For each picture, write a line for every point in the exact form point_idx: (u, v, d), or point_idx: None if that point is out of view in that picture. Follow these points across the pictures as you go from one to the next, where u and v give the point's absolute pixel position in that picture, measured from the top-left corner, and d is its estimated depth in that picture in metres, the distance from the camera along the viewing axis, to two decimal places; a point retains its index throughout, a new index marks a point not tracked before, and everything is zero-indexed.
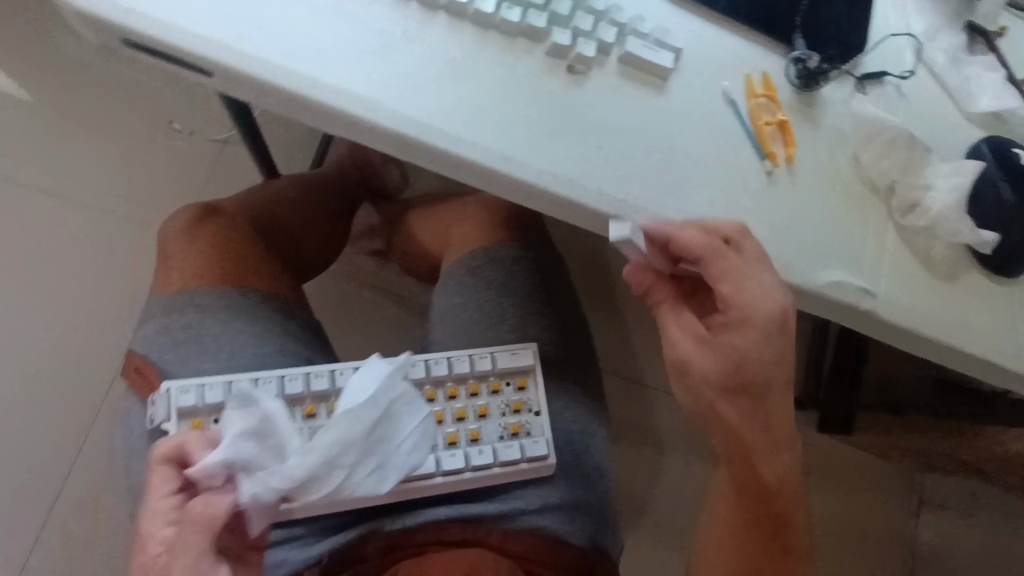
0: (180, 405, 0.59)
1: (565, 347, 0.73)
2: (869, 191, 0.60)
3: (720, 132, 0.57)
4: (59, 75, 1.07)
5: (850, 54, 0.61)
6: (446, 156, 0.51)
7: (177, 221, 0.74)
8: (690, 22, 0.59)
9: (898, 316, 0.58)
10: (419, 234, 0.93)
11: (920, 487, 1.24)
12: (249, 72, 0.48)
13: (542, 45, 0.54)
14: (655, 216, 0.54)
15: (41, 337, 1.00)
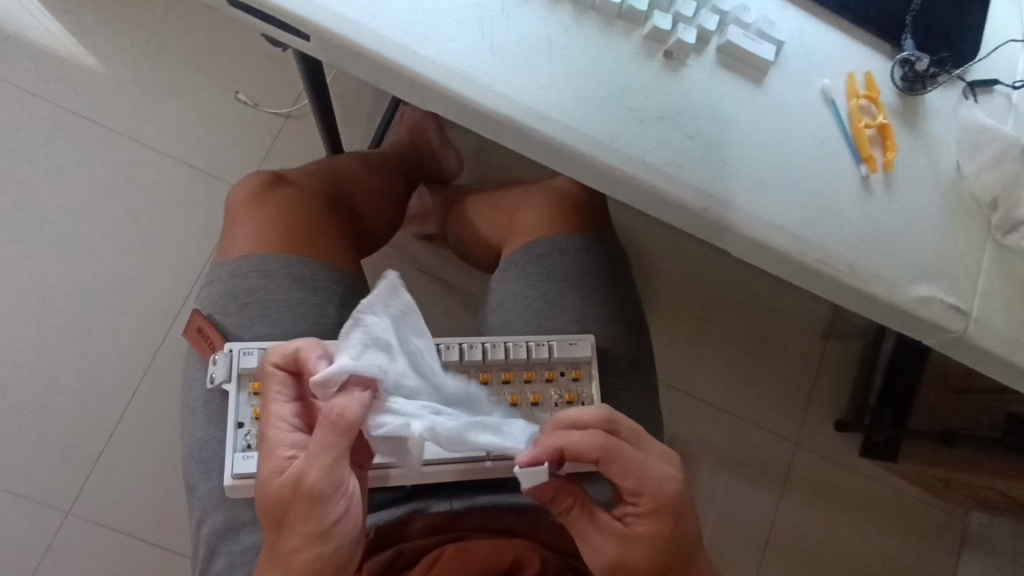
0: (241, 366, 0.58)
1: (624, 344, 0.72)
2: (969, 206, 0.56)
3: (816, 131, 0.55)
4: (137, 39, 1.10)
5: (962, 58, 0.57)
6: (534, 136, 0.49)
7: (244, 184, 0.73)
8: (794, 15, 0.56)
9: (992, 342, 0.54)
10: (477, 221, 0.92)
11: (963, 525, 1.20)
12: (345, 37, 0.47)
13: (641, 29, 0.52)
14: (744, 214, 0.52)
15: (101, 293, 1.03)
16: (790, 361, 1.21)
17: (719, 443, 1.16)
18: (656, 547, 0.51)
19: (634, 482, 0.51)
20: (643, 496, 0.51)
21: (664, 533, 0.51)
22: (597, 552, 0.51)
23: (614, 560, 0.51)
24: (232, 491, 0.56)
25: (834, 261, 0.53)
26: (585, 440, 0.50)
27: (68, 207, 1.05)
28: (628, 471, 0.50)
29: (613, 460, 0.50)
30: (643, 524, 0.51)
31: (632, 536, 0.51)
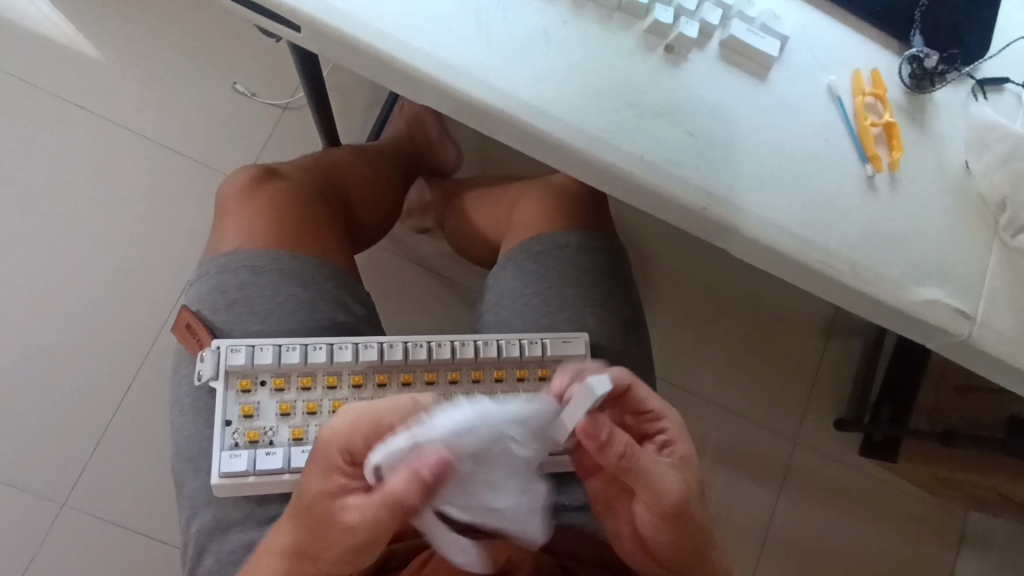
0: (229, 364, 0.56)
1: (623, 343, 0.71)
2: (976, 207, 0.55)
3: (820, 129, 0.53)
4: (132, 27, 1.08)
5: (971, 56, 0.56)
6: (531, 131, 0.48)
7: (236, 177, 0.72)
8: (800, 10, 0.55)
9: (997, 346, 0.53)
10: (474, 216, 0.91)
11: (961, 525, 1.20)
12: (337, 29, 0.46)
13: (641, 22, 0.51)
14: (745, 213, 0.50)
15: (95, 285, 1.02)
16: (790, 360, 1.20)
17: (718, 442, 1.16)
18: (693, 470, 0.53)
19: (659, 408, 0.55)
20: (670, 419, 0.54)
21: (692, 455, 0.54)
22: (662, 481, 0.50)
23: (676, 484, 0.50)
24: (219, 490, 0.56)
25: (836, 262, 0.52)
26: (619, 372, 0.53)
27: (62, 198, 1.03)
28: (653, 397, 0.54)
29: (641, 391, 0.54)
30: (676, 448, 0.54)
31: (677, 461, 0.53)
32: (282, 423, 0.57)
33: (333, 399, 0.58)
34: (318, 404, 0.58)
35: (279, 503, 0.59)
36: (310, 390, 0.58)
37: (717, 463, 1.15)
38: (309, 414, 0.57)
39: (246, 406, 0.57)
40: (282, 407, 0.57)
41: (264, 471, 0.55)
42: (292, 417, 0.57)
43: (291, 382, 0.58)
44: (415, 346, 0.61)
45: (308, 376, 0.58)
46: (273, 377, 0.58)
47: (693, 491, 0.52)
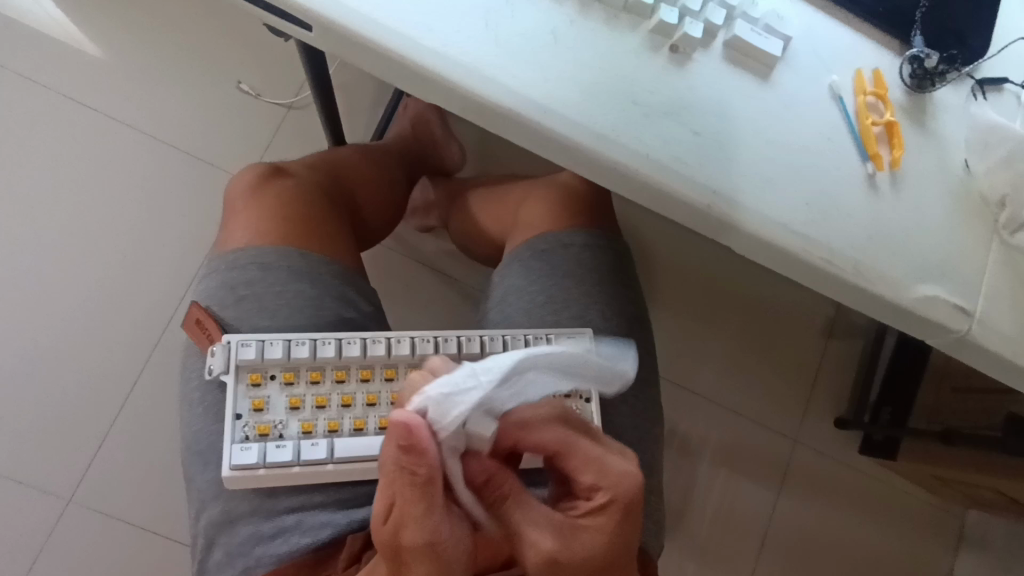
0: (239, 358, 0.57)
1: (627, 341, 0.72)
2: (977, 206, 0.56)
3: (823, 129, 0.54)
4: (138, 27, 1.09)
5: (971, 56, 0.57)
6: (539, 130, 0.49)
7: (244, 175, 0.73)
8: (803, 10, 0.55)
9: (996, 343, 0.54)
10: (479, 215, 0.92)
11: (960, 523, 1.21)
12: (349, 28, 0.47)
13: (647, 23, 0.51)
14: (748, 211, 0.51)
15: (102, 282, 1.03)
16: (791, 359, 1.21)
17: (719, 440, 1.16)
18: (595, 542, 0.47)
19: (591, 481, 0.47)
20: (601, 495, 0.47)
21: (611, 532, 0.47)
22: (529, 539, 0.46)
23: (550, 547, 0.46)
24: (230, 483, 0.56)
25: (838, 260, 0.53)
26: (551, 429, 0.46)
27: (69, 196, 1.04)
28: (590, 466, 0.47)
29: (574, 456, 0.47)
30: (590, 521, 0.47)
31: (573, 528, 0.47)
32: (292, 417, 0.58)
33: (342, 393, 0.59)
34: (327, 398, 0.58)
35: (288, 496, 0.59)
36: (319, 384, 0.59)
37: (717, 461, 1.16)
38: (318, 407, 0.58)
39: (256, 400, 0.57)
40: (292, 401, 0.58)
41: (274, 464, 0.56)
42: (301, 410, 0.58)
43: (300, 376, 0.58)
44: (423, 341, 0.60)
45: (317, 370, 0.59)
46: (283, 372, 0.58)
47: (575, 560, 0.47)
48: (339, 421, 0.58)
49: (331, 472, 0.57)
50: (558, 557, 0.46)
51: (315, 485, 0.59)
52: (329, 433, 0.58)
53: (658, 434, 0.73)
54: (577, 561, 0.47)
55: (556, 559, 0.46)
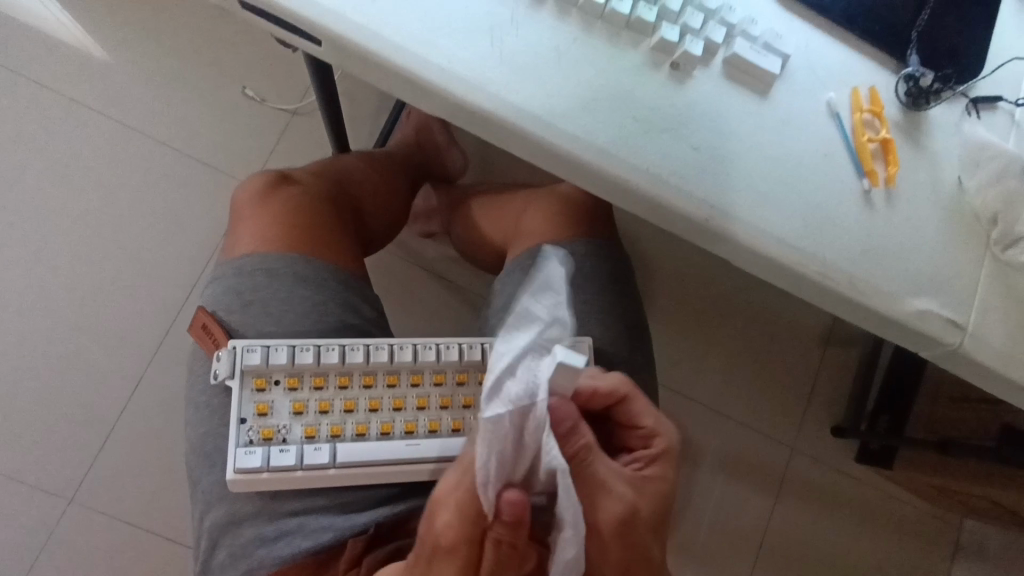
0: (244, 364, 0.58)
1: (626, 349, 0.73)
2: (970, 221, 0.57)
3: (820, 144, 0.55)
4: (146, 32, 1.10)
5: (965, 75, 0.58)
6: (542, 143, 0.50)
7: (250, 182, 0.74)
8: (801, 29, 0.56)
9: (988, 355, 0.55)
10: (481, 222, 0.93)
11: (956, 531, 1.21)
12: (358, 44, 0.48)
13: (649, 40, 0.53)
14: (746, 224, 0.52)
15: (106, 285, 1.04)
16: (789, 367, 1.22)
17: (717, 447, 1.17)
18: (658, 492, 0.51)
19: (650, 428, 0.53)
20: (658, 441, 0.53)
21: (669, 480, 0.52)
22: (612, 500, 0.47)
23: (631, 500, 0.48)
24: (233, 486, 0.57)
25: (833, 273, 0.54)
26: (614, 381, 0.52)
27: (76, 199, 1.05)
28: (647, 413, 0.53)
29: (635, 407, 0.53)
30: (653, 469, 0.51)
31: (643, 478, 0.50)
32: (295, 422, 0.58)
33: (344, 398, 0.60)
34: (330, 403, 0.59)
35: (290, 499, 0.60)
36: (322, 389, 0.60)
37: (715, 467, 1.17)
38: (321, 412, 0.59)
39: (260, 404, 0.58)
40: (295, 406, 0.59)
41: (277, 468, 0.57)
42: (304, 415, 0.59)
43: (303, 381, 0.59)
44: (424, 348, 0.61)
45: (321, 376, 0.60)
46: (287, 377, 0.59)
47: (647, 511, 0.49)
48: (342, 426, 0.59)
49: (333, 476, 0.58)
50: (637, 512, 0.48)
51: (318, 489, 0.60)
52: (331, 438, 0.59)
53: None
54: (649, 514, 0.49)
55: (636, 514, 0.48)
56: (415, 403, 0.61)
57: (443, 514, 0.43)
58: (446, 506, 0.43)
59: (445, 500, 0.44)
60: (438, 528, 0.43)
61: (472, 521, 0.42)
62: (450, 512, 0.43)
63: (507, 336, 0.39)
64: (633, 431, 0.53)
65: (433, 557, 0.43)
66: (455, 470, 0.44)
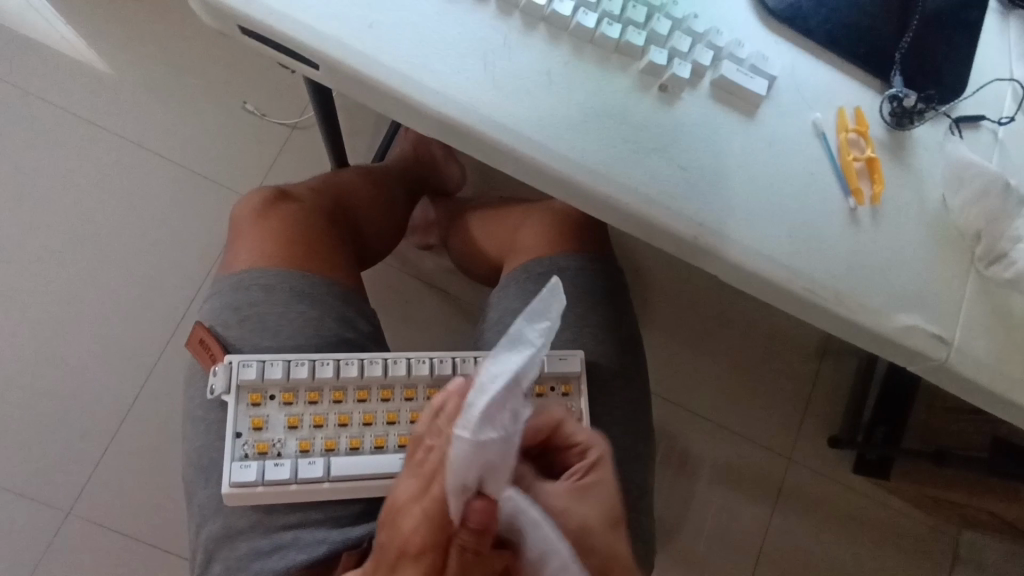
0: (241, 378, 0.59)
1: (619, 362, 0.74)
2: (954, 238, 0.58)
3: (805, 163, 0.56)
4: (149, 48, 1.12)
5: (947, 97, 0.60)
6: (533, 163, 0.51)
7: (249, 198, 0.75)
8: (787, 51, 0.58)
9: (973, 370, 0.56)
10: (478, 237, 0.94)
11: (953, 542, 1.22)
12: (354, 68, 0.49)
13: (638, 63, 0.54)
14: (734, 242, 0.54)
15: (107, 297, 1.05)
16: (784, 378, 1.22)
17: (713, 459, 1.18)
18: (603, 497, 0.51)
19: (583, 440, 0.53)
20: (593, 451, 0.53)
21: (610, 486, 0.52)
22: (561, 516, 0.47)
23: (575, 516, 0.48)
24: (229, 499, 0.58)
25: (819, 289, 0.55)
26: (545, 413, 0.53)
27: (77, 212, 1.07)
28: (579, 429, 0.53)
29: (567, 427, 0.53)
30: (591, 477, 0.51)
31: (583, 487, 0.50)
32: (290, 436, 0.59)
33: (338, 412, 0.61)
34: (324, 417, 0.60)
35: (285, 513, 0.60)
36: (317, 404, 0.60)
37: (711, 478, 1.17)
38: (316, 426, 0.60)
39: (256, 419, 0.59)
40: (290, 421, 0.59)
41: (272, 482, 0.57)
42: (299, 429, 0.60)
43: (298, 396, 0.60)
44: (418, 362, 0.62)
45: (315, 391, 0.60)
46: (282, 392, 0.60)
47: (596, 519, 0.49)
48: (336, 439, 0.60)
49: (327, 490, 0.58)
50: (586, 526, 0.48)
51: (312, 503, 0.61)
52: (325, 452, 0.59)
53: (649, 452, 0.75)
54: (599, 521, 0.50)
55: (585, 530, 0.48)
56: (409, 417, 0.61)
57: (409, 519, 0.42)
58: (409, 514, 0.42)
59: (409, 510, 0.42)
60: (405, 533, 0.42)
61: (437, 529, 0.41)
62: (416, 522, 0.42)
63: (497, 354, 0.38)
64: (569, 450, 0.53)
65: (398, 564, 0.42)
66: (415, 481, 0.43)
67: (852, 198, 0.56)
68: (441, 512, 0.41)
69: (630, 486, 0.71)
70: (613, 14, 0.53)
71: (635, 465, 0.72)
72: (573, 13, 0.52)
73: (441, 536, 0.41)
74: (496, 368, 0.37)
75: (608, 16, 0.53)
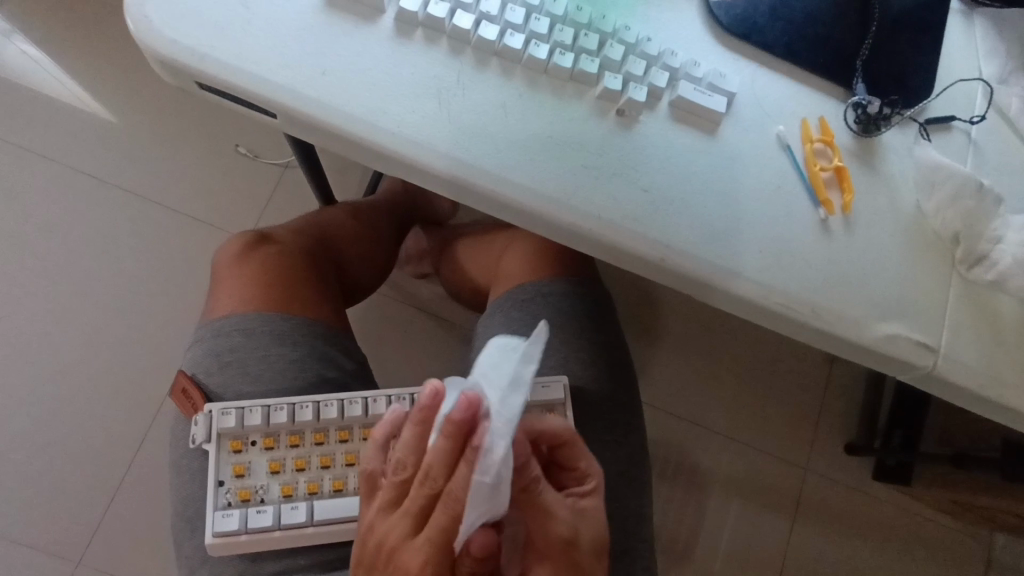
0: (221, 427, 0.59)
1: (607, 387, 0.73)
2: (931, 243, 0.57)
3: (771, 177, 0.56)
4: (140, 100, 1.15)
5: (912, 101, 0.59)
6: (494, 197, 0.52)
7: (230, 244, 0.77)
8: (745, 66, 0.58)
9: (964, 377, 0.54)
10: (466, 265, 0.94)
11: (985, 548, 1.17)
12: (310, 117, 0.50)
13: (593, 89, 0.54)
14: (702, 260, 0.53)
15: (108, 345, 1.06)
16: (791, 388, 1.20)
17: (723, 475, 1.15)
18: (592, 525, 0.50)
19: (584, 467, 0.52)
20: (591, 480, 0.52)
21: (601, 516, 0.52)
22: (556, 521, 0.48)
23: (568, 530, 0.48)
24: (213, 549, 0.58)
25: (796, 303, 0.54)
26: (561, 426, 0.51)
27: (75, 264, 1.09)
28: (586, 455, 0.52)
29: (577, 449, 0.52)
30: (588, 503, 0.51)
31: (581, 510, 0.50)
32: (272, 481, 0.59)
33: (320, 454, 0.61)
34: (306, 460, 0.60)
35: (271, 560, 0.60)
36: (299, 446, 0.60)
37: (721, 494, 1.15)
38: (298, 470, 0.60)
39: (237, 466, 0.59)
40: (272, 466, 0.59)
41: (255, 530, 0.57)
42: (282, 474, 0.60)
43: (279, 440, 0.60)
44: (398, 399, 0.62)
45: (296, 434, 0.61)
46: (263, 438, 0.60)
47: (587, 538, 0.49)
48: (319, 482, 0.60)
49: (311, 534, 0.59)
50: (576, 539, 0.49)
51: (299, 548, 0.61)
52: (309, 496, 0.59)
53: (645, 476, 0.74)
54: (590, 540, 0.50)
55: (574, 542, 0.48)
56: None
57: (413, 555, 0.45)
58: (410, 552, 0.45)
59: (409, 547, 0.45)
60: (410, 568, 0.45)
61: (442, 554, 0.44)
62: (421, 556, 0.45)
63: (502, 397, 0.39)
64: (567, 471, 0.52)
65: None
66: (403, 520, 0.46)
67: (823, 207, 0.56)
68: (446, 540, 0.44)
69: (626, 510, 0.70)
70: (565, 43, 0.53)
71: (630, 489, 0.71)
72: (525, 46, 0.53)
73: (447, 563, 0.45)
74: (503, 411, 0.39)
75: (559, 46, 0.53)
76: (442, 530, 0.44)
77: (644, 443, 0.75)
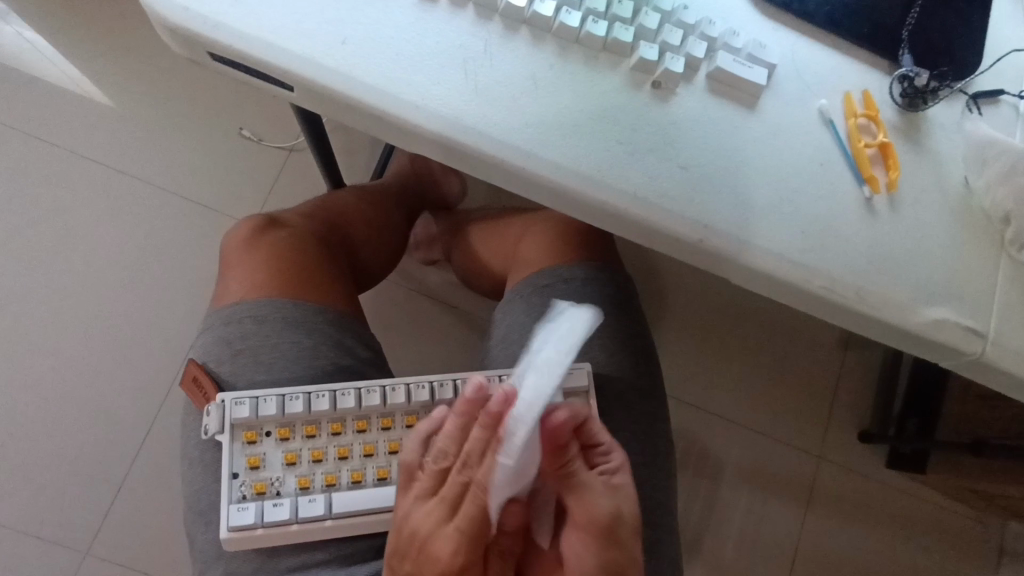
0: (235, 417, 0.57)
1: (633, 375, 0.71)
2: (979, 223, 0.54)
3: (813, 154, 0.53)
4: (140, 80, 1.11)
5: (961, 73, 0.56)
6: (523, 174, 0.49)
7: (238, 227, 0.74)
8: (785, 37, 0.55)
9: (1016, 363, 0.51)
10: (479, 250, 0.91)
11: (1001, 536, 1.16)
12: (329, 89, 0.47)
13: (627, 59, 0.51)
14: (743, 244, 0.50)
15: (110, 334, 1.04)
16: (808, 374, 1.18)
17: (739, 462, 1.13)
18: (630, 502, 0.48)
19: (608, 443, 0.50)
20: (615, 454, 0.49)
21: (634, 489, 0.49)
22: (596, 498, 0.46)
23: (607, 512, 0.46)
24: (228, 544, 0.56)
25: (839, 286, 0.51)
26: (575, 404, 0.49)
27: (76, 249, 1.06)
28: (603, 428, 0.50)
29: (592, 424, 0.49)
30: (620, 478, 0.48)
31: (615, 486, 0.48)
32: (289, 473, 0.57)
33: (338, 445, 0.58)
34: (323, 451, 0.58)
35: (288, 554, 0.58)
36: (315, 437, 0.58)
37: (738, 482, 1.13)
38: (315, 461, 0.58)
39: (252, 458, 0.57)
40: (288, 457, 0.57)
41: (272, 523, 0.55)
42: (298, 466, 0.57)
43: (295, 431, 0.58)
44: (417, 387, 0.59)
45: (312, 424, 0.58)
46: (278, 428, 0.58)
47: (630, 515, 0.47)
48: (337, 474, 0.58)
49: (330, 527, 0.56)
50: (619, 516, 0.47)
51: (317, 542, 0.59)
52: (327, 487, 0.57)
53: (671, 466, 0.72)
54: (629, 516, 0.47)
55: (618, 518, 0.46)
56: None
57: (443, 545, 0.44)
58: (441, 540, 0.45)
59: (439, 535, 0.45)
60: (441, 558, 0.44)
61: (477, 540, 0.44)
62: (453, 545, 0.44)
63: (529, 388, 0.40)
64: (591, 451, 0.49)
65: None
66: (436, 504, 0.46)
67: (869, 185, 0.53)
68: (478, 526, 0.44)
69: (649, 502, 0.68)
70: (598, 10, 0.50)
71: (656, 480, 0.69)
72: (556, 13, 0.50)
73: (480, 551, 0.44)
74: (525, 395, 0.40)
75: (592, 13, 0.50)
76: (472, 518, 0.44)
77: (669, 432, 0.73)
